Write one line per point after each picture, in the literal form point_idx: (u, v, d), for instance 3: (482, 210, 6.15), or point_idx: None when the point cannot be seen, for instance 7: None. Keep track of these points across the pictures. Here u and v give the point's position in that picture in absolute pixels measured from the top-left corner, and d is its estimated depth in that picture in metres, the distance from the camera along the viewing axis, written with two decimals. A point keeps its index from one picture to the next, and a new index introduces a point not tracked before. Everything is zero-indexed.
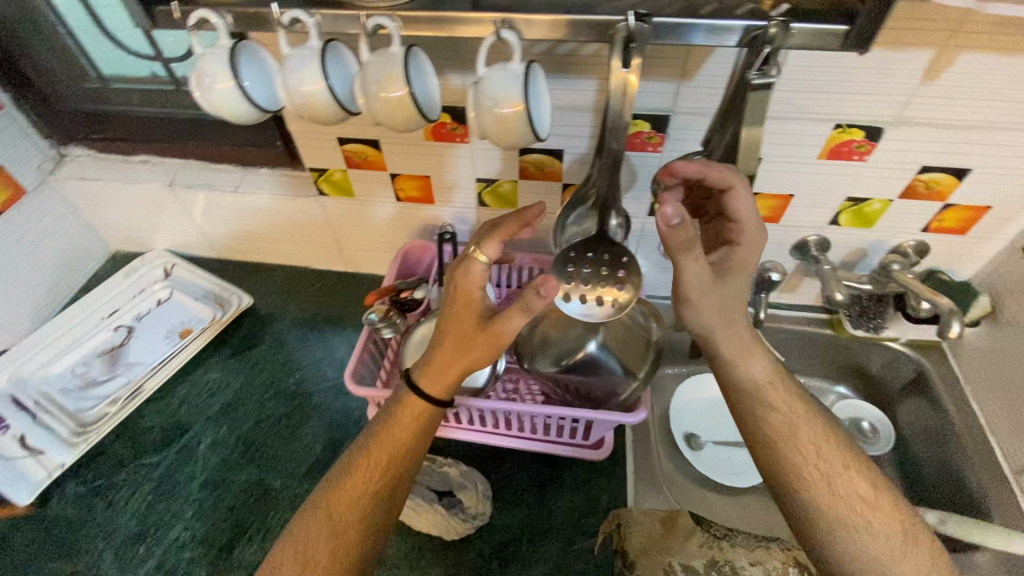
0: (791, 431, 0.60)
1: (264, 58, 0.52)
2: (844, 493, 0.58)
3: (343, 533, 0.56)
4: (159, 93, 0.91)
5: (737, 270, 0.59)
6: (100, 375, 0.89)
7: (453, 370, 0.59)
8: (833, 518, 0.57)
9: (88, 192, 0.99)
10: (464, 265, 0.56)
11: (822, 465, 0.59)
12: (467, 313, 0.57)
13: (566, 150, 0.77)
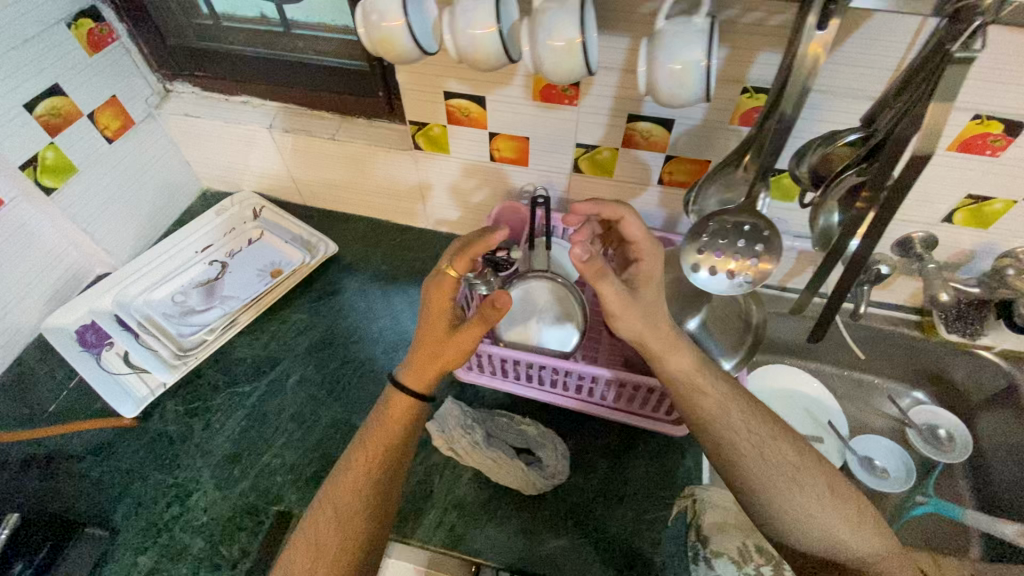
0: (730, 418, 0.61)
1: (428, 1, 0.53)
2: (784, 466, 0.59)
3: (349, 522, 0.59)
4: (267, 34, 0.93)
5: (647, 278, 0.65)
6: (197, 305, 0.93)
7: (433, 370, 0.64)
8: (779, 490, 0.58)
9: (188, 128, 1.02)
10: (438, 280, 0.63)
11: (755, 446, 0.60)
12: (436, 323, 0.64)
13: (677, 120, 0.76)
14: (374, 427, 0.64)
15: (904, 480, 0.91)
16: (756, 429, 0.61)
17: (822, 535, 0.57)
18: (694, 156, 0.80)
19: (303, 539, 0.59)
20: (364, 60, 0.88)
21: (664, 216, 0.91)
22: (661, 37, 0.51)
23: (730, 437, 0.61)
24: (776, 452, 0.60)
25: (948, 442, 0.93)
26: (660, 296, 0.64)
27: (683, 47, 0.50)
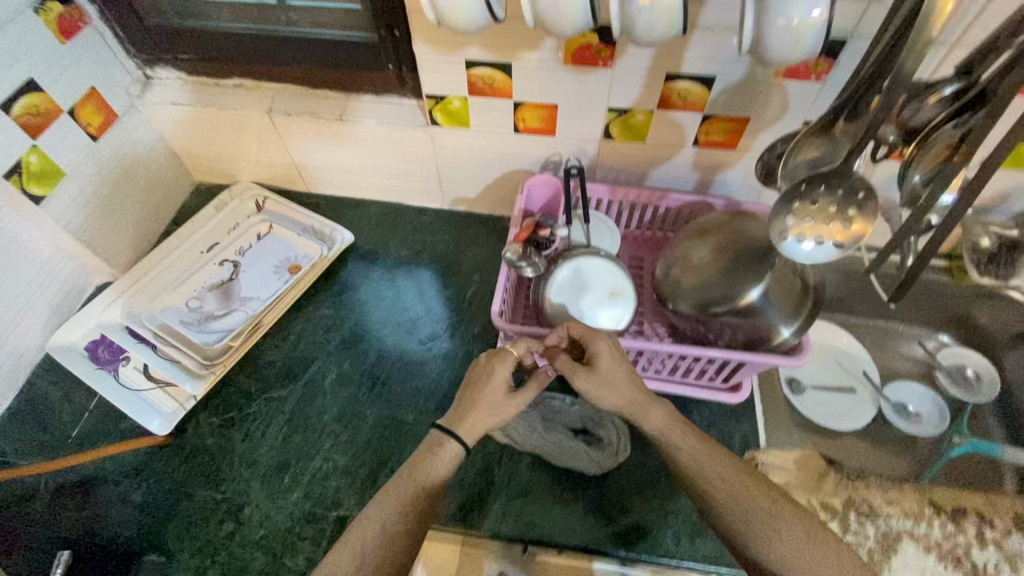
0: (702, 462, 0.57)
1: None
2: (759, 511, 0.54)
3: (391, 543, 0.54)
4: (258, 8, 0.84)
5: (601, 351, 0.61)
6: (215, 309, 0.88)
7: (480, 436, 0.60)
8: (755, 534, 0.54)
9: (177, 118, 0.93)
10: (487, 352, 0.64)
11: (728, 492, 0.56)
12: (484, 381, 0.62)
13: (718, 77, 0.71)
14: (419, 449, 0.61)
15: (935, 424, 0.92)
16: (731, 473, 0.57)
17: None
18: (734, 114, 0.76)
19: (344, 552, 0.54)
20: (369, 31, 0.81)
21: (697, 179, 0.88)
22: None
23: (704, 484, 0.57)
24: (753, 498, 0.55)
25: (977, 382, 0.95)
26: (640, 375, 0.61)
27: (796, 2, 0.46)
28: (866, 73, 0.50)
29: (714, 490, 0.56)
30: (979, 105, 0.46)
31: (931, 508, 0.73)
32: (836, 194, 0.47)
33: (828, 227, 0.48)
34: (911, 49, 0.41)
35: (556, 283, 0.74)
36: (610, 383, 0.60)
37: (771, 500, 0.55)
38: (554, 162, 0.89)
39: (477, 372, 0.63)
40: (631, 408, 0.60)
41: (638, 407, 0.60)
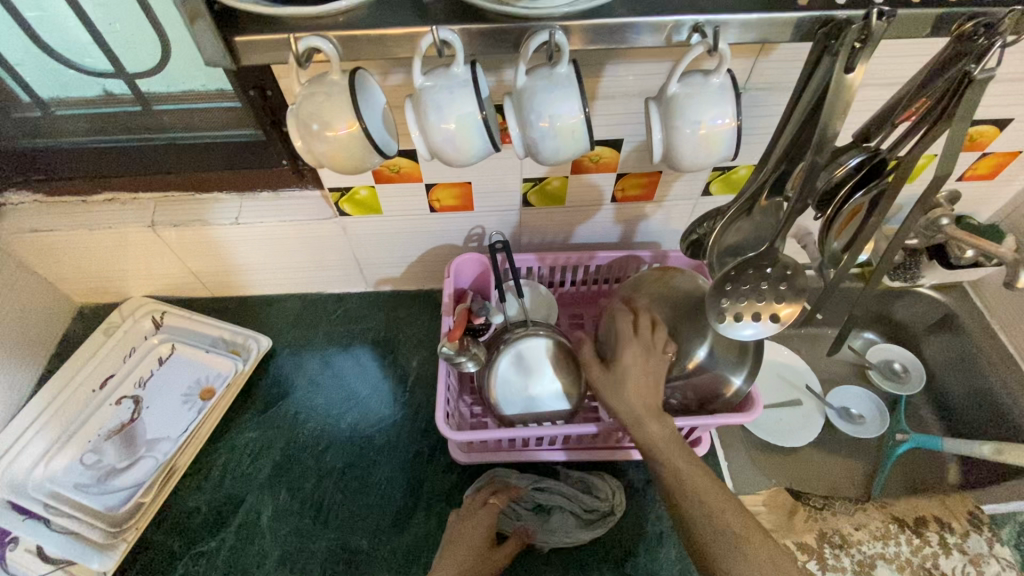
0: (697, 492, 0.55)
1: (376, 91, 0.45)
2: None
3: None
4: (121, 117, 0.74)
5: (626, 353, 0.62)
6: (117, 461, 0.77)
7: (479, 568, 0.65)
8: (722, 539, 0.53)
9: (39, 247, 0.82)
10: (490, 500, 0.69)
11: (735, 546, 0.52)
12: (484, 534, 0.66)
13: (625, 139, 0.68)
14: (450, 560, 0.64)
15: (877, 424, 0.91)
16: (746, 526, 0.53)
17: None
18: (646, 168, 0.73)
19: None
20: (254, 129, 0.74)
21: (620, 230, 0.85)
22: (674, 101, 0.44)
23: (698, 515, 0.54)
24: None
25: (905, 375, 0.95)
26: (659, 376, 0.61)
27: (705, 108, 0.43)
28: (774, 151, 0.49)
29: (723, 538, 0.52)
30: (881, 177, 0.48)
31: (895, 524, 0.76)
32: (766, 274, 0.50)
33: (764, 305, 0.50)
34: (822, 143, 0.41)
35: (501, 372, 0.72)
36: (622, 385, 0.60)
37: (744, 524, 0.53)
38: (477, 234, 0.84)
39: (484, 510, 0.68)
40: (628, 418, 0.59)
41: (635, 418, 0.58)
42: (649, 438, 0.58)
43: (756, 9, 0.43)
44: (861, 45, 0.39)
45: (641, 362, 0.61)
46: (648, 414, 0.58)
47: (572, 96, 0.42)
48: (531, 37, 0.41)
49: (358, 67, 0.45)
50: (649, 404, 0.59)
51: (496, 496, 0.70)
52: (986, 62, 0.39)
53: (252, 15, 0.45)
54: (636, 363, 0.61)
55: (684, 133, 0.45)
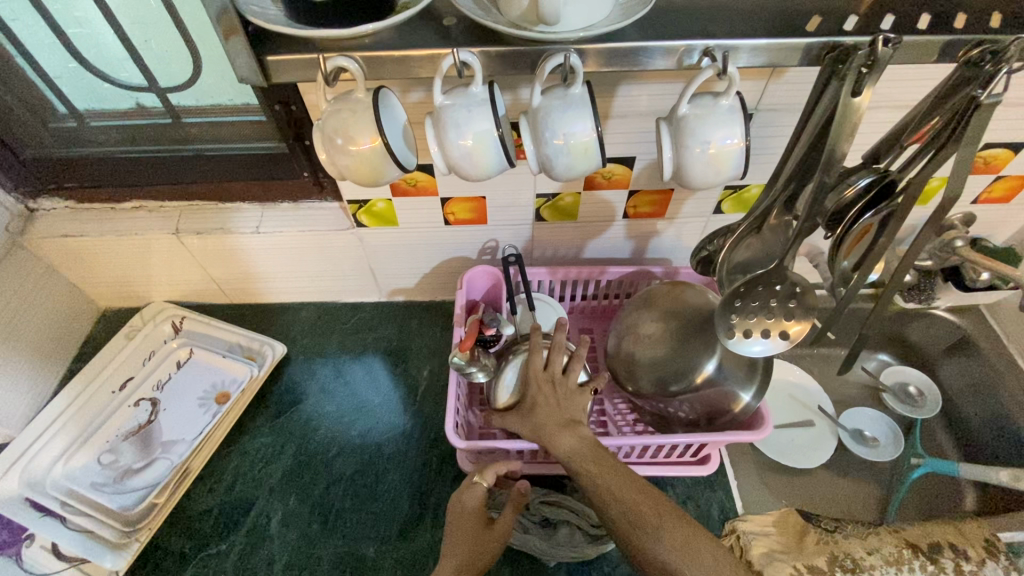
0: (612, 492, 0.55)
1: (398, 109, 0.47)
2: (688, 551, 0.51)
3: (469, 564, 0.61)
4: (152, 129, 0.77)
5: (532, 388, 0.64)
6: (133, 462, 0.78)
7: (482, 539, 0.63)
8: (640, 528, 0.52)
9: (70, 250, 0.85)
10: (472, 481, 0.66)
11: (650, 530, 0.52)
12: (476, 518, 0.64)
13: (638, 156, 0.69)
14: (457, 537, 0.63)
15: (892, 448, 0.89)
16: (662, 511, 0.53)
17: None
18: (658, 186, 0.74)
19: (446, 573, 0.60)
20: (278, 142, 0.76)
21: (631, 246, 0.86)
22: (685, 122, 0.45)
23: (615, 514, 0.54)
24: (687, 554, 0.51)
25: (920, 398, 0.94)
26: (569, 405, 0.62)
27: (713, 129, 0.45)
28: (783, 169, 0.49)
29: (639, 528, 0.52)
30: (891, 198, 0.48)
31: (909, 549, 0.74)
32: (775, 291, 0.51)
33: (773, 322, 0.50)
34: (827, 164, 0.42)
35: (507, 386, 0.71)
36: (532, 413, 0.62)
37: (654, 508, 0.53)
38: (491, 248, 0.86)
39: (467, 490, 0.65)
40: (539, 435, 0.61)
41: (546, 434, 0.60)
42: (562, 450, 0.58)
43: (765, 34, 0.44)
44: (867, 68, 0.40)
45: (546, 392, 0.64)
46: (558, 428, 0.60)
47: (582, 111, 0.44)
48: (546, 58, 0.42)
49: (381, 85, 0.47)
50: (555, 420, 0.61)
51: (480, 475, 0.66)
52: (992, 87, 0.39)
53: (282, 36, 0.47)
54: (541, 396, 0.63)
55: (694, 153, 0.46)
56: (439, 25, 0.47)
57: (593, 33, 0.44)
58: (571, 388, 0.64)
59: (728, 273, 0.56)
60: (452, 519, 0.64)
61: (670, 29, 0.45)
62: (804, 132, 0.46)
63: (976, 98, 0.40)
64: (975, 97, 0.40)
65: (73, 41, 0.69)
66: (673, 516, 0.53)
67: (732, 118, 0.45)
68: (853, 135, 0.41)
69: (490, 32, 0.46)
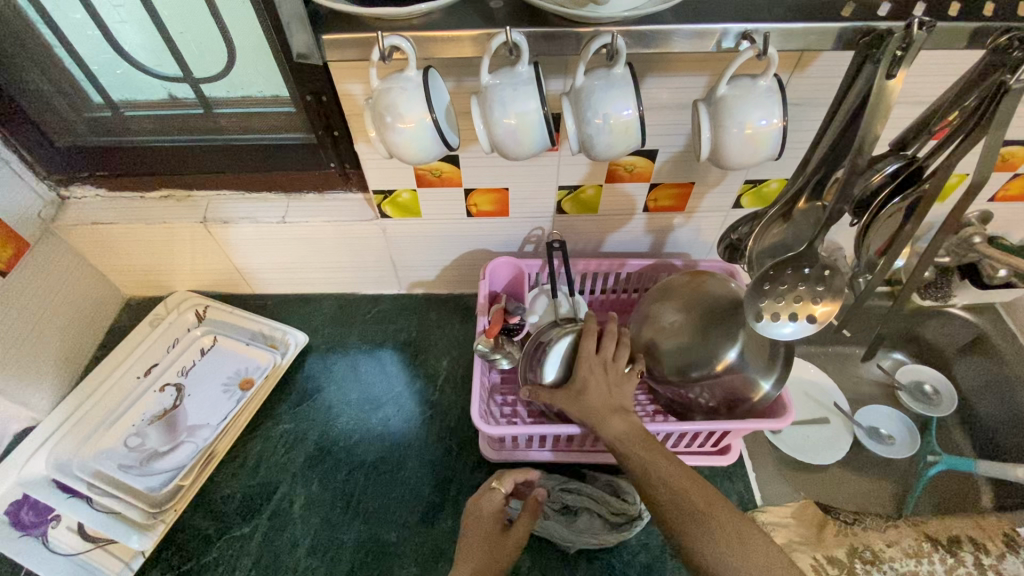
0: (662, 478, 0.56)
1: (443, 92, 0.50)
2: (740, 547, 0.51)
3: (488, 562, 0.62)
4: (184, 119, 0.79)
5: (581, 370, 0.66)
6: (160, 446, 0.80)
7: (498, 542, 0.64)
8: (690, 519, 0.53)
9: (100, 238, 0.86)
10: (490, 487, 0.68)
11: (701, 521, 0.52)
12: (492, 523, 0.65)
13: (660, 149, 0.70)
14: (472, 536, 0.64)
15: (908, 444, 0.89)
16: (711, 505, 0.53)
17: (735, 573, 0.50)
18: (679, 180, 0.75)
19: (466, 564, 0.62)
20: (306, 133, 0.78)
21: (650, 240, 0.87)
22: (724, 102, 0.46)
23: (666, 503, 0.54)
24: (737, 550, 0.51)
25: (937, 396, 0.94)
26: (621, 390, 0.64)
27: (752, 110, 0.46)
28: (813, 156, 0.51)
29: (690, 519, 0.53)
30: (918, 183, 0.49)
31: (928, 543, 0.75)
32: (804, 275, 0.52)
33: (801, 305, 0.51)
34: (861, 146, 0.44)
35: (550, 366, 0.71)
36: (582, 395, 0.64)
37: (706, 500, 0.53)
38: (536, 236, 0.85)
39: (484, 493, 0.67)
40: (591, 418, 0.62)
41: (597, 418, 0.62)
42: (613, 433, 0.60)
43: (798, 19, 0.45)
44: (901, 52, 0.41)
45: (598, 376, 0.65)
46: (608, 413, 0.62)
47: (620, 92, 0.45)
48: (590, 38, 0.44)
49: (431, 66, 0.49)
50: (606, 405, 0.62)
51: (498, 481, 0.69)
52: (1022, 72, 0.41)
53: (326, 19, 0.49)
54: (593, 377, 0.65)
55: (732, 133, 0.47)
56: (477, 10, 0.49)
57: (629, 20, 0.45)
58: (620, 373, 0.66)
59: (757, 259, 0.58)
60: (470, 521, 0.66)
61: (703, 14, 0.46)
62: (836, 116, 0.48)
63: (1005, 84, 0.41)
64: (1005, 82, 0.41)
65: (113, 29, 0.71)
66: (724, 506, 0.53)
67: (773, 100, 0.46)
68: (887, 117, 0.43)
69: (534, 12, 0.48)
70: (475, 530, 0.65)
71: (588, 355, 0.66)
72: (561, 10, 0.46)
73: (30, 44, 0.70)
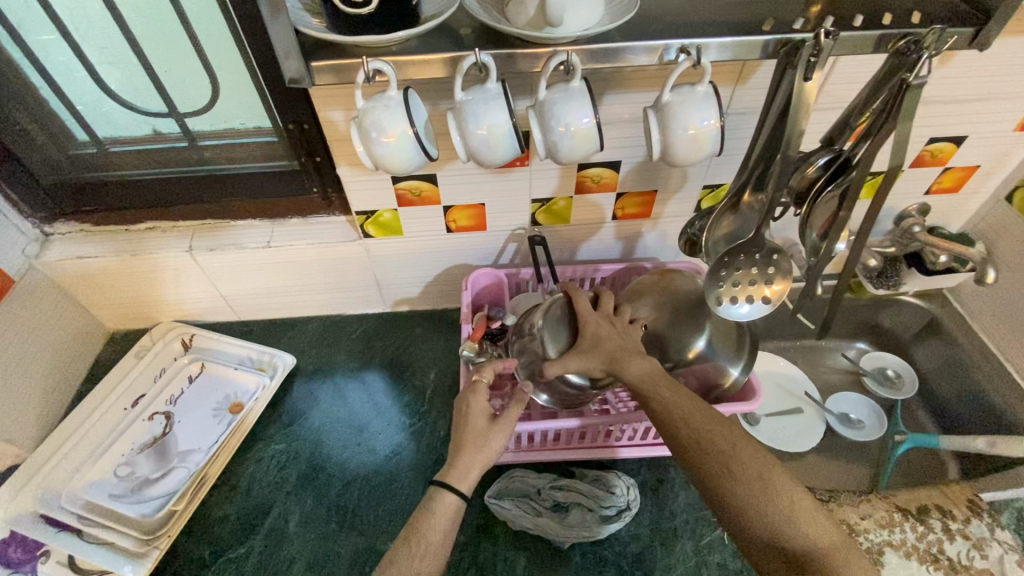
0: (685, 418, 0.56)
1: (423, 111, 0.55)
2: (761, 489, 0.52)
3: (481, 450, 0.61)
4: (168, 152, 0.81)
5: (588, 325, 0.66)
6: (150, 473, 0.80)
7: (487, 431, 0.62)
8: (711, 458, 0.54)
9: (85, 272, 0.88)
10: (473, 382, 0.66)
11: (722, 460, 0.53)
12: (479, 417, 0.63)
13: (624, 160, 0.76)
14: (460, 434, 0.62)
15: (877, 427, 0.94)
16: (770, 474, 0.52)
17: (754, 510, 0.51)
18: (643, 188, 0.81)
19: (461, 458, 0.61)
20: (289, 160, 0.81)
21: (621, 246, 0.92)
22: (668, 107, 0.52)
23: (688, 441, 0.55)
24: (759, 490, 0.52)
25: (899, 380, 1.00)
26: (628, 338, 0.65)
27: (693, 113, 0.52)
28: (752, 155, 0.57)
29: (711, 459, 0.54)
30: (847, 172, 0.55)
31: (899, 513, 0.80)
32: (755, 259, 0.57)
33: (755, 288, 0.57)
34: (790, 140, 0.50)
35: (551, 341, 0.70)
36: (597, 345, 0.64)
37: (731, 441, 0.54)
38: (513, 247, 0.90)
39: (468, 393, 0.65)
40: (613, 363, 0.62)
41: (619, 362, 0.62)
42: (636, 376, 0.60)
43: (731, 34, 0.51)
44: (813, 59, 0.47)
45: (605, 328, 0.66)
46: (630, 355, 0.62)
47: (576, 104, 0.51)
48: (549, 56, 0.50)
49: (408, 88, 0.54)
50: (624, 349, 0.63)
51: (478, 375, 0.68)
52: (917, 69, 0.48)
53: (309, 50, 0.53)
54: (603, 331, 0.66)
55: (677, 133, 0.53)
56: (450, 37, 0.54)
57: (584, 42, 0.51)
58: (624, 324, 0.68)
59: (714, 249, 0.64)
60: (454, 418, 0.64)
61: (649, 34, 0.52)
62: (768, 117, 0.54)
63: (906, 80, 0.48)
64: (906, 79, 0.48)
65: (99, 70, 0.74)
66: (750, 447, 0.54)
67: (709, 102, 0.52)
68: (809, 115, 0.49)
69: (500, 37, 0.53)
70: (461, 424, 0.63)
71: (588, 315, 0.67)
72: (518, 34, 0.50)
73: (17, 88, 0.73)
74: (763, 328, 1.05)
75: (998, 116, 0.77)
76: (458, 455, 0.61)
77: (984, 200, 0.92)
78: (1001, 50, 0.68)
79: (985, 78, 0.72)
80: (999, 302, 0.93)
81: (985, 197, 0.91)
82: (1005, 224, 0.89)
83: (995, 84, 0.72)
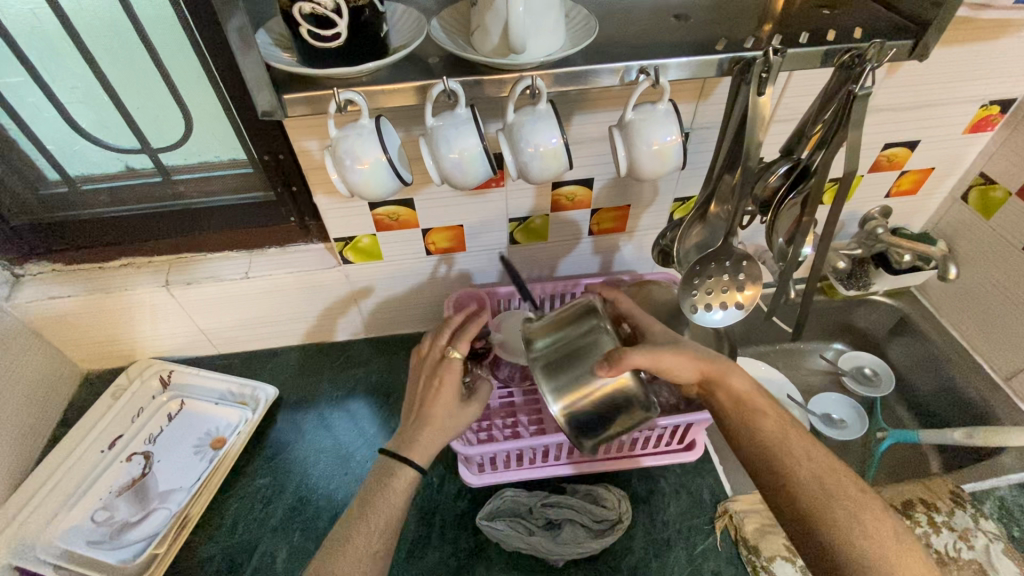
0: (809, 456, 0.59)
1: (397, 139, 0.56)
2: (884, 543, 0.54)
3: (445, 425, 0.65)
4: (142, 187, 0.81)
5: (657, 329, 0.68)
6: (130, 516, 0.77)
7: (454, 407, 0.65)
8: (835, 499, 0.56)
9: (57, 312, 0.86)
10: (450, 355, 0.66)
11: (847, 503, 0.56)
12: (450, 394, 0.65)
13: (596, 177, 0.78)
14: (430, 409, 0.65)
15: (859, 425, 0.96)
16: (891, 531, 0.55)
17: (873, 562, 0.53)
18: (617, 203, 0.83)
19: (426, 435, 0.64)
20: (265, 191, 0.82)
21: (599, 260, 0.94)
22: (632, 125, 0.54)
23: (811, 478, 0.58)
24: (883, 544, 0.54)
25: (876, 377, 1.02)
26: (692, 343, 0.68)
27: (656, 130, 0.54)
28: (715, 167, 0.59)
29: (836, 500, 0.56)
30: (807, 179, 0.58)
31: None
32: (725, 267, 0.59)
33: (727, 294, 0.60)
34: (749, 152, 0.52)
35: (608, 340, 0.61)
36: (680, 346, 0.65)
37: (857, 490, 0.57)
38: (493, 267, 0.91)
39: (445, 365, 0.66)
40: (716, 368, 0.64)
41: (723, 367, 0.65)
42: (741, 386, 0.64)
43: (688, 54, 0.54)
44: (765, 75, 0.50)
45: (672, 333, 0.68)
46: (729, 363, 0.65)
47: (545, 125, 0.53)
48: (516, 81, 0.52)
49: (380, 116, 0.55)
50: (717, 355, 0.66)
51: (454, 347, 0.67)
52: (863, 81, 0.50)
53: (282, 83, 0.54)
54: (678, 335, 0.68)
55: (642, 149, 0.55)
56: (419, 66, 0.55)
57: (549, 66, 0.53)
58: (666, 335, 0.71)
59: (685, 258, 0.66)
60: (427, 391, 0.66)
61: (611, 57, 0.54)
62: (728, 130, 0.56)
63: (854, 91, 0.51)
64: (853, 91, 0.51)
65: (70, 109, 0.74)
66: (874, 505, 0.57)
67: (669, 117, 0.54)
68: (765, 127, 0.51)
69: (467, 64, 0.55)
70: (431, 398, 0.65)
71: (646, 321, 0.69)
72: (484, 61, 0.52)
73: None
74: (742, 335, 1.08)
75: (946, 120, 0.81)
76: (424, 435, 0.64)
77: (941, 200, 0.96)
78: (941, 59, 0.73)
79: (929, 86, 0.76)
80: (964, 297, 0.96)
81: (942, 197, 0.95)
82: (962, 221, 0.94)
83: (939, 91, 0.77)
